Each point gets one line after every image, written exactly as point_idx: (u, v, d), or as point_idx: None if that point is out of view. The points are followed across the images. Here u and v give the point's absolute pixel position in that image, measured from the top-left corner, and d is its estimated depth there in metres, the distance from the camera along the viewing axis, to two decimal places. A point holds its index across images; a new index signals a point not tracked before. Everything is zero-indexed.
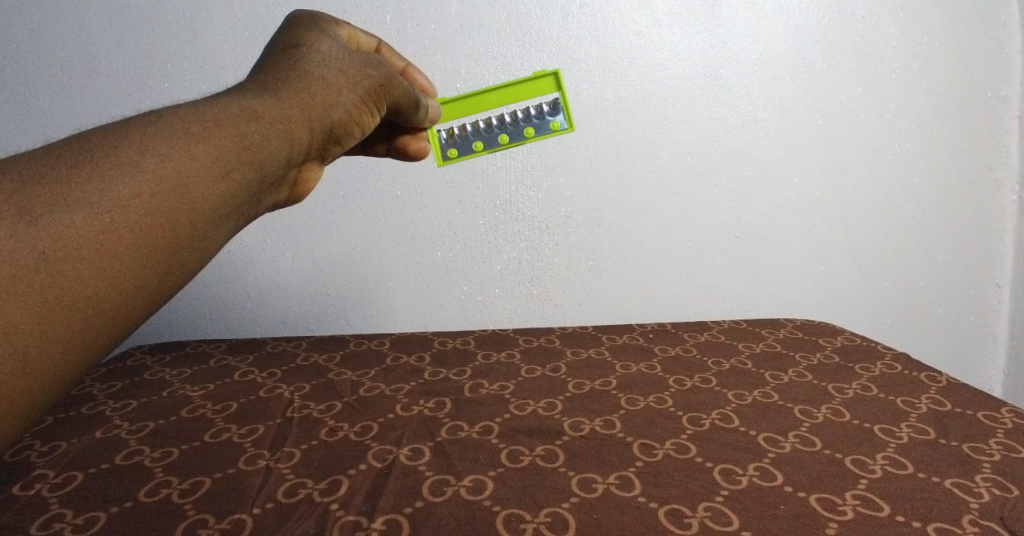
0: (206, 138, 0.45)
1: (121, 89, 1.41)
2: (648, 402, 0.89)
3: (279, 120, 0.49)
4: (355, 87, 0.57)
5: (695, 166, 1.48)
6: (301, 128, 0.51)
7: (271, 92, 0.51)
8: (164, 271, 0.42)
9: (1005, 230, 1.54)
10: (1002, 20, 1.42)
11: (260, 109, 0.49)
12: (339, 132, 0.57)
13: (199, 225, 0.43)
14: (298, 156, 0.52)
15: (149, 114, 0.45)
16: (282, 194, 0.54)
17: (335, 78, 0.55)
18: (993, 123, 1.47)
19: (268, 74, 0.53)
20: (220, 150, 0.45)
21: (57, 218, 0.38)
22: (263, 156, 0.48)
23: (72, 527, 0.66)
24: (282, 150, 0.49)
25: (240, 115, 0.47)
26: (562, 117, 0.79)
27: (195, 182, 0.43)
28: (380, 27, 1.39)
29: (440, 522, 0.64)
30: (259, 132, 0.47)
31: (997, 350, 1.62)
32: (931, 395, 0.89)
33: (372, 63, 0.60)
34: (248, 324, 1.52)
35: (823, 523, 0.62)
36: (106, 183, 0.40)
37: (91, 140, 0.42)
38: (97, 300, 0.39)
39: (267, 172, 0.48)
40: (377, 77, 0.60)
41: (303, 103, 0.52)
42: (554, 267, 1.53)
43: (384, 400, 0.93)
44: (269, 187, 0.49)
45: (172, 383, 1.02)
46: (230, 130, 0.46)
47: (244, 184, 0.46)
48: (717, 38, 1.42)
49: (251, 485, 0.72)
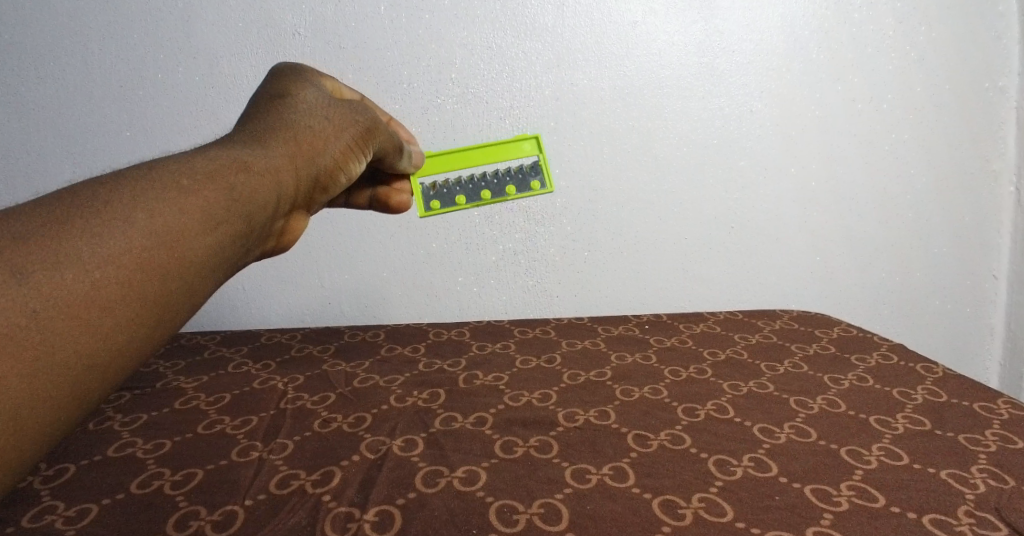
0: (197, 190, 0.46)
1: (113, 81, 1.36)
2: (643, 392, 0.90)
3: (267, 170, 0.51)
4: (339, 135, 0.59)
5: (692, 157, 1.47)
6: (288, 177, 0.53)
7: (259, 143, 0.53)
8: (154, 326, 0.42)
9: (1002, 222, 1.55)
10: (1000, 11, 1.43)
11: (249, 160, 0.50)
12: (327, 177, 0.59)
13: (189, 278, 0.44)
14: (284, 205, 0.53)
15: (140, 167, 0.46)
16: (269, 242, 0.55)
17: (321, 125, 0.58)
18: (991, 114, 1.47)
19: (257, 125, 0.55)
20: (210, 202, 0.46)
21: (48, 276, 0.38)
22: (252, 207, 0.49)
23: (63, 519, 0.65)
24: (272, 200, 0.51)
25: (229, 166, 0.49)
26: (541, 178, 0.81)
27: (184, 234, 0.44)
28: (374, 17, 1.37)
29: (433, 513, 0.64)
30: (247, 182, 0.49)
31: (994, 342, 1.62)
32: (926, 386, 0.89)
33: (360, 109, 0.63)
34: (242, 316, 1.52)
35: (817, 514, 0.62)
36: (95, 240, 0.40)
37: (80, 196, 0.42)
38: (89, 357, 0.39)
39: (256, 222, 0.50)
40: (362, 124, 0.62)
41: (291, 153, 0.54)
42: (550, 258, 1.52)
43: (378, 391, 0.93)
44: (256, 236, 0.51)
45: (166, 375, 1.02)
46: (219, 182, 0.47)
47: (235, 234, 0.48)
48: (714, 27, 1.42)
49: (245, 476, 0.72)
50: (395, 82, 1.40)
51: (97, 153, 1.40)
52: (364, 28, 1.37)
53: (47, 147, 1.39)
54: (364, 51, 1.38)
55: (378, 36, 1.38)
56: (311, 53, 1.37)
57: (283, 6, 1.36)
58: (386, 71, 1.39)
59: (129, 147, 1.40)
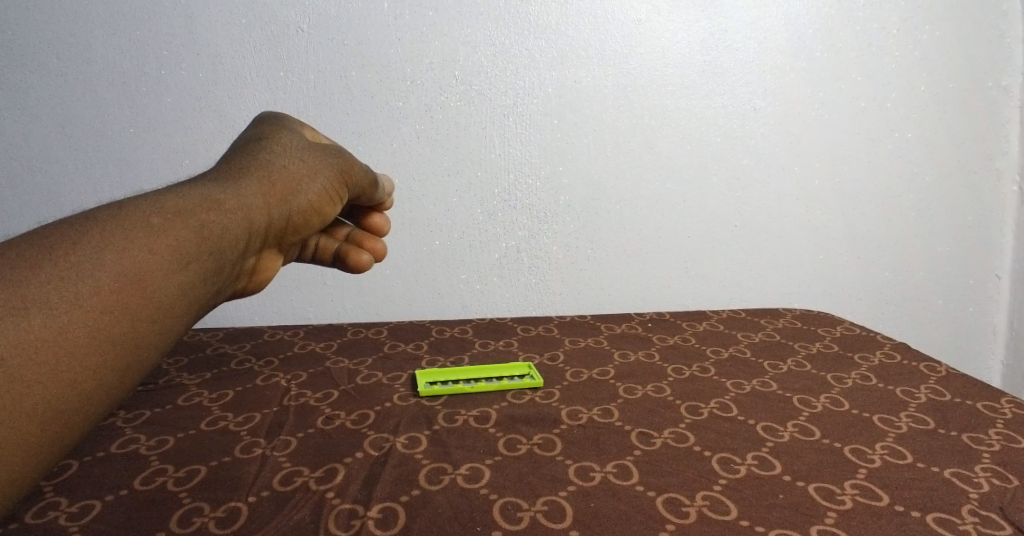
0: (166, 231, 0.48)
1: (116, 77, 1.36)
2: (646, 390, 0.90)
3: (236, 210, 0.54)
4: (306, 180, 0.63)
5: (695, 155, 1.47)
6: (255, 219, 0.56)
7: (227, 186, 0.56)
8: (123, 369, 0.43)
9: (1005, 221, 1.57)
10: (1004, 9, 1.47)
11: (218, 201, 0.53)
12: (294, 218, 0.62)
13: (159, 318, 0.45)
14: (251, 246, 0.56)
15: (110, 212, 0.48)
16: (236, 283, 0.57)
17: (284, 173, 0.62)
18: (994, 112, 1.51)
19: (225, 173, 0.58)
20: (180, 241, 0.48)
21: (18, 320, 0.38)
22: (221, 245, 0.51)
23: (66, 515, 0.65)
24: (240, 238, 0.54)
25: (197, 207, 0.51)
26: None
27: (154, 274, 0.46)
28: (378, 14, 1.37)
29: (436, 510, 0.64)
30: (216, 221, 0.52)
31: (997, 341, 1.63)
32: (930, 385, 0.89)
33: (321, 157, 0.67)
34: (243, 313, 1.48)
35: (822, 512, 0.62)
36: (64, 283, 0.41)
37: (47, 240, 0.43)
38: (57, 402, 0.39)
39: (226, 258, 0.52)
40: (328, 169, 0.67)
41: (260, 196, 0.58)
42: (552, 255, 1.50)
43: (381, 388, 0.93)
44: (225, 274, 0.53)
45: (168, 371, 1.02)
46: (188, 222, 0.50)
47: (204, 272, 0.50)
48: (718, 25, 1.42)
49: (248, 472, 0.72)
50: (398, 79, 1.39)
51: (97, 149, 1.39)
52: (367, 25, 1.37)
53: (48, 142, 1.38)
54: (367, 47, 1.38)
55: (382, 32, 1.37)
56: (313, 50, 1.37)
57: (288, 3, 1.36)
58: (389, 68, 1.39)
59: (130, 143, 1.39)
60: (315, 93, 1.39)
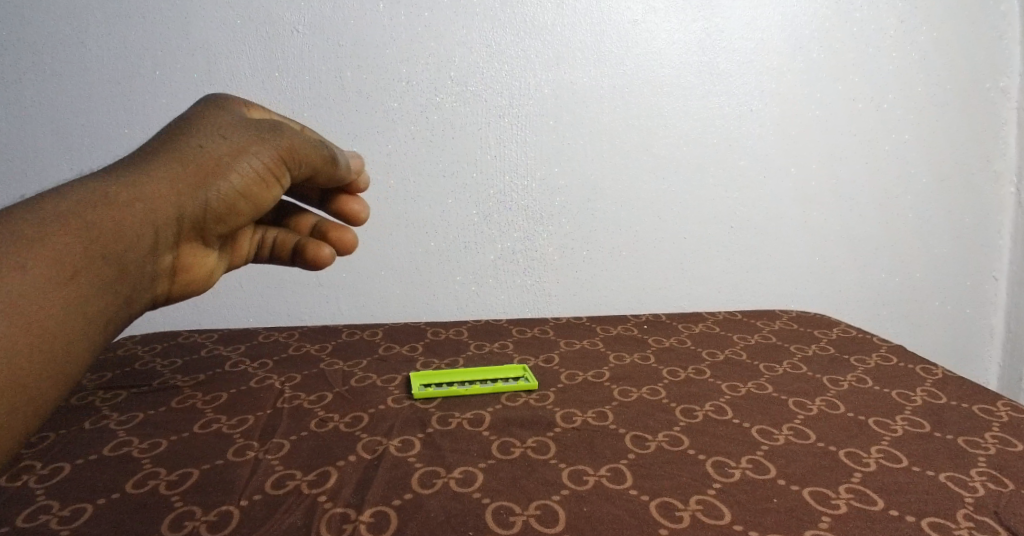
0: (45, 242, 0.47)
1: (110, 78, 1.35)
2: (641, 393, 0.89)
3: (132, 211, 0.52)
4: (234, 164, 0.59)
5: (691, 156, 1.47)
6: (159, 216, 0.54)
7: (133, 182, 0.54)
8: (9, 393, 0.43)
9: (1002, 222, 1.57)
10: (1002, 11, 1.47)
11: (112, 203, 0.52)
12: (219, 207, 0.59)
13: (46, 336, 0.45)
14: (156, 245, 0.54)
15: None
16: (152, 286, 0.56)
17: (204, 158, 0.58)
18: (992, 113, 1.51)
19: (138, 164, 0.56)
20: (60, 253, 0.47)
21: None
22: (110, 253, 0.50)
23: (57, 519, 0.65)
24: (136, 240, 0.52)
25: (83, 213, 0.50)
26: None
27: (33, 291, 0.45)
28: (374, 14, 1.37)
29: (430, 514, 0.64)
30: (103, 227, 0.50)
31: (994, 342, 1.64)
32: (926, 388, 0.89)
33: (258, 136, 0.62)
34: (239, 314, 1.47)
35: (815, 517, 0.62)
36: None
37: None
38: None
39: (121, 264, 0.51)
40: (267, 148, 0.62)
41: (170, 190, 0.55)
42: (549, 257, 1.50)
43: (376, 390, 0.93)
44: (126, 280, 0.52)
45: (162, 373, 1.02)
46: (70, 231, 0.49)
47: (94, 283, 0.49)
48: (715, 26, 1.42)
49: (241, 475, 0.72)
50: (394, 80, 1.39)
51: (93, 149, 1.39)
52: (363, 26, 1.37)
53: (43, 143, 1.38)
54: (363, 47, 1.37)
55: (378, 33, 1.37)
56: (309, 51, 1.37)
57: (285, 3, 1.35)
58: (385, 69, 1.38)
59: (125, 143, 1.39)
60: (311, 93, 1.38)
